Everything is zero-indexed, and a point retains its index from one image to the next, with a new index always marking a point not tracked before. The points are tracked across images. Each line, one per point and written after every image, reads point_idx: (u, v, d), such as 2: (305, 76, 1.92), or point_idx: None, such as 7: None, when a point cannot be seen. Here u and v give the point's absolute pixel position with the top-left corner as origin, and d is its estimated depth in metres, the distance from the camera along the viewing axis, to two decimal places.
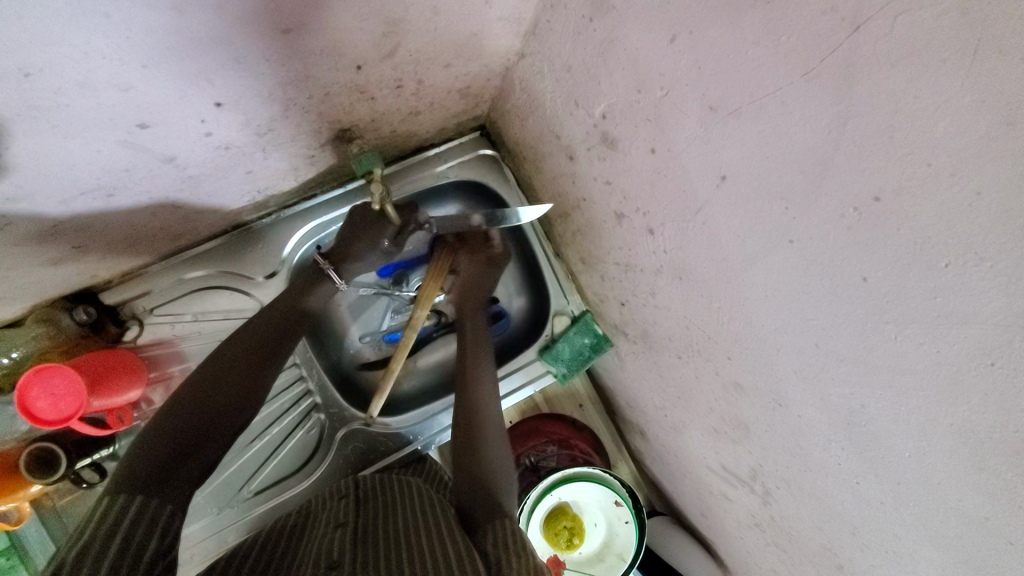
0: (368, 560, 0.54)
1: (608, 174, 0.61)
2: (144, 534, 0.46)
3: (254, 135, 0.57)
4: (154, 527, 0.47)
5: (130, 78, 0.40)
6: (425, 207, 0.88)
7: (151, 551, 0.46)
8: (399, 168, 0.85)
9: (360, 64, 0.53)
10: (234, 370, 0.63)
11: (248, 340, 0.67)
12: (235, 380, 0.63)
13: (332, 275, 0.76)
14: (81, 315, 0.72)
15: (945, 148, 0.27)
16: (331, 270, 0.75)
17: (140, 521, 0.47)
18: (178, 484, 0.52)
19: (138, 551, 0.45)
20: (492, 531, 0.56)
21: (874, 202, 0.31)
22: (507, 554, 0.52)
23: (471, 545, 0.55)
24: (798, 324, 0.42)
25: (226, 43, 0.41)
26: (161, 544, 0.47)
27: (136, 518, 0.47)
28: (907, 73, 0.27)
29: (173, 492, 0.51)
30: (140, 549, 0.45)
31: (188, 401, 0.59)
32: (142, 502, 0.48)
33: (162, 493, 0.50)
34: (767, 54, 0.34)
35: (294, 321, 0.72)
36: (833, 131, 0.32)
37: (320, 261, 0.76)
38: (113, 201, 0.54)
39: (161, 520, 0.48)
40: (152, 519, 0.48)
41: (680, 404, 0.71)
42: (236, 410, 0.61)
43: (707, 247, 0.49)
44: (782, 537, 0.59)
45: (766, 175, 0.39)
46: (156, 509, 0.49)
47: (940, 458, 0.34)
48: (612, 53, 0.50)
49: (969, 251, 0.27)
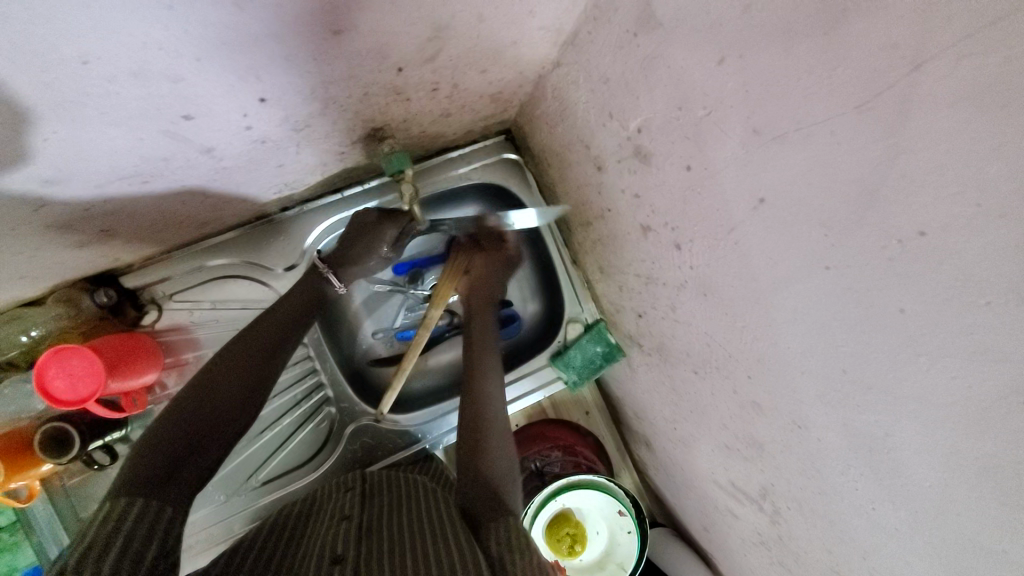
0: (371, 558, 0.54)
1: (637, 187, 0.61)
2: (145, 536, 0.47)
3: (290, 130, 0.57)
4: (156, 528, 0.48)
5: (180, 70, 0.40)
6: (444, 208, 0.88)
7: (151, 554, 0.46)
8: (421, 168, 0.85)
9: (401, 66, 0.53)
10: (240, 363, 0.64)
11: (258, 335, 0.67)
12: (241, 379, 0.63)
13: (332, 279, 0.75)
14: (101, 298, 0.72)
15: (995, 189, 0.27)
16: (331, 274, 0.75)
17: (142, 523, 0.47)
18: (180, 482, 0.53)
19: (138, 553, 0.45)
20: (495, 530, 0.56)
21: (919, 236, 0.32)
22: (512, 555, 0.52)
23: (475, 546, 0.55)
24: (827, 350, 0.42)
25: (274, 41, 0.42)
26: (162, 547, 0.47)
27: (138, 520, 0.47)
28: (963, 114, 0.27)
29: (178, 493, 0.52)
30: (140, 552, 0.45)
31: (189, 399, 0.59)
32: (144, 505, 0.49)
33: (163, 493, 0.51)
34: (820, 83, 0.35)
35: (307, 316, 0.73)
36: (882, 165, 0.32)
37: (318, 265, 0.75)
38: (146, 187, 0.55)
39: (162, 522, 0.49)
40: (152, 522, 0.48)
41: (692, 419, 0.72)
42: (238, 410, 0.61)
43: (737, 266, 0.49)
44: (788, 557, 0.59)
45: (808, 201, 0.39)
46: (157, 512, 0.49)
47: (963, 492, 0.34)
48: (653, 70, 0.50)
49: (1011, 290, 0.28)
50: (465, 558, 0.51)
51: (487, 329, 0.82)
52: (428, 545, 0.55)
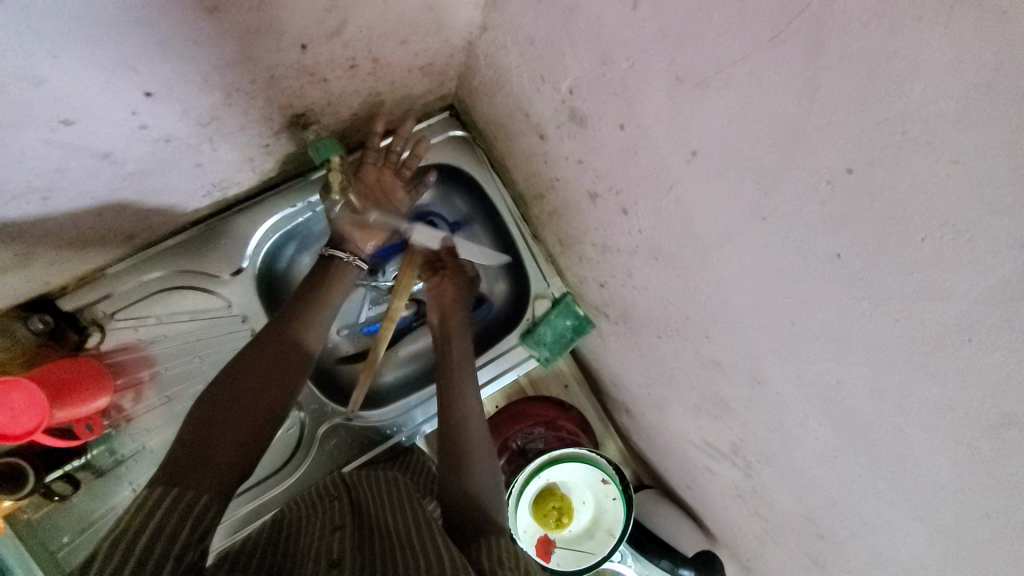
0: (370, 562, 0.52)
1: (579, 152, 0.59)
2: (179, 521, 0.46)
3: (196, 125, 0.54)
4: (189, 516, 0.47)
5: (41, 70, 0.36)
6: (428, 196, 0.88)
7: (185, 535, 0.45)
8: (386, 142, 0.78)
9: (305, 43, 0.50)
10: (245, 376, 0.61)
11: (265, 343, 0.65)
12: (247, 383, 0.60)
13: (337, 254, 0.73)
14: (36, 324, 0.68)
15: (919, 113, 0.26)
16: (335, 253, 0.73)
17: (175, 510, 0.46)
18: (206, 471, 0.52)
19: (172, 536, 0.44)
20: (487, 546, 0.54)
21: (847, 174, 0.30)
22: (509, 563, 0.51)
23: (465, 557, 0.53)
24: (773, 304, 0.41)
25: (141, 25, 0.38)
26: (193, 530, 0.46)
27: (172, 508, 0.46)
28: (878, 36, 0.25)
29: (210, 479, 0.51)
30: (174, 535, 0.44)
31: (193, 414, 0.57)
32: (179, 492, 0.48)
33: (192, 484, 0.50)
34: (733, 19, 0.32)
35: (296, 315, 0.68)
36: (804, 101, 0.31)
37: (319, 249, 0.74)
38: (49, 205, 0.50)
39: (195, 512, 0.47)
40: (185, 511, 0.47)
41: (663, 382, 0.71)
42: (252, 411, 0.59)
43: (681, 226, 0.48)
44: (764, 508, 0.59)
45: (738, 149, 0.37)
46: (191, 501, 0.48)
47: (916, 434, 0.34)
48: (575, 24, 0.47)
49: (945, 222, 0.27)
50: (455, 560, 0.50)
51: (469, 347, 0.80)
52: (434, 540, 0.54)
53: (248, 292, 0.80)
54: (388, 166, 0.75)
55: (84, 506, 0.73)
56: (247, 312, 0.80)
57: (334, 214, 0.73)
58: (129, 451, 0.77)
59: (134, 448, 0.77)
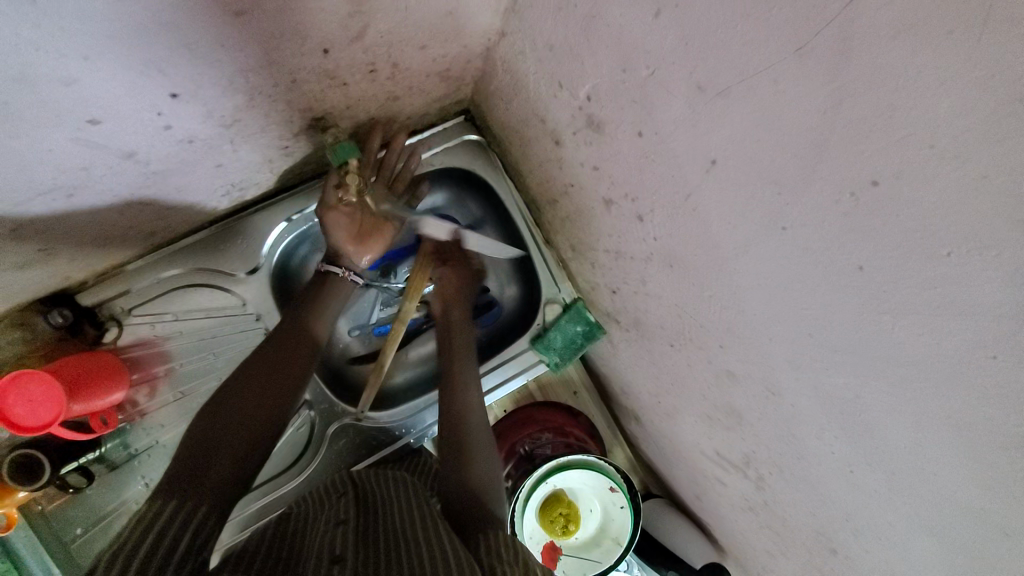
0: (372, 553, 0.52)
1: (595, 159, 0.59)
2: (182, 524, 0.47)
3: (219, 127, 0.54)
4: (190, 521, 0.47)
5: (71, 71, 0.37)
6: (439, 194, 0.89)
7: (185, 543, 0.45)
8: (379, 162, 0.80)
9: (327, 47, 0.50)
10: (248, 385, 0.61)
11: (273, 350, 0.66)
12: (254, 386, 0.61)
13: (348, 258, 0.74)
14: (56, 319, 0.69)
15: (948, 127, 0.25)
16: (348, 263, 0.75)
17: (179, 515, 0.47)
18: (210, 476, 0.52)
19: (173, 542, 0.44)
20: (489, 540, 0.54)
21: (873, 186, 0.30)
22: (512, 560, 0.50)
23: (468, 551, 0.52)
24: (791, 315, 0.40)
25: (169, 29, 0.39)
26: (195, 540, 0.46)
27: (175, 513, 0.47)
28: (906, 49, 0.25)
29: (211, 486, 0.52)
30: (175, 541, 0.45)
31: (202, 417, 0.58)
32: (176, 504, 0.48)
33: (197, 490, 0.50)
34: (757, 30, 0.32)
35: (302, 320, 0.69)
36: (828, 113, 0.30)
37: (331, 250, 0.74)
38: (74, 202, 0.51)
39: (199, 513, 0.48)
40: (188, 514, 0.48)
41: (673, 391, 0.70)
42: (258, 416, 0.59)
43: (698, 234, 0.47)
44: (775, 521, 0.58)
45: (758, 159, 0.37)
46: (195, 506, 0.49)
47: (936, 451, 0.33)
48: (595, 31, 0.47)
49: (970, 236, 0.26)
50: (457, 558, 0.49)
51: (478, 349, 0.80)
52: (436, 538, 0.53)
53: (262, 291, 0.80)
54: (382, 180, 0.75)
55: (99, 498, 0.74)
56: (261, 311, 0.80)
57: (330, 231, 0.72)
58: (142, 446, 0.77)
59: (147, 442, 0.78)
